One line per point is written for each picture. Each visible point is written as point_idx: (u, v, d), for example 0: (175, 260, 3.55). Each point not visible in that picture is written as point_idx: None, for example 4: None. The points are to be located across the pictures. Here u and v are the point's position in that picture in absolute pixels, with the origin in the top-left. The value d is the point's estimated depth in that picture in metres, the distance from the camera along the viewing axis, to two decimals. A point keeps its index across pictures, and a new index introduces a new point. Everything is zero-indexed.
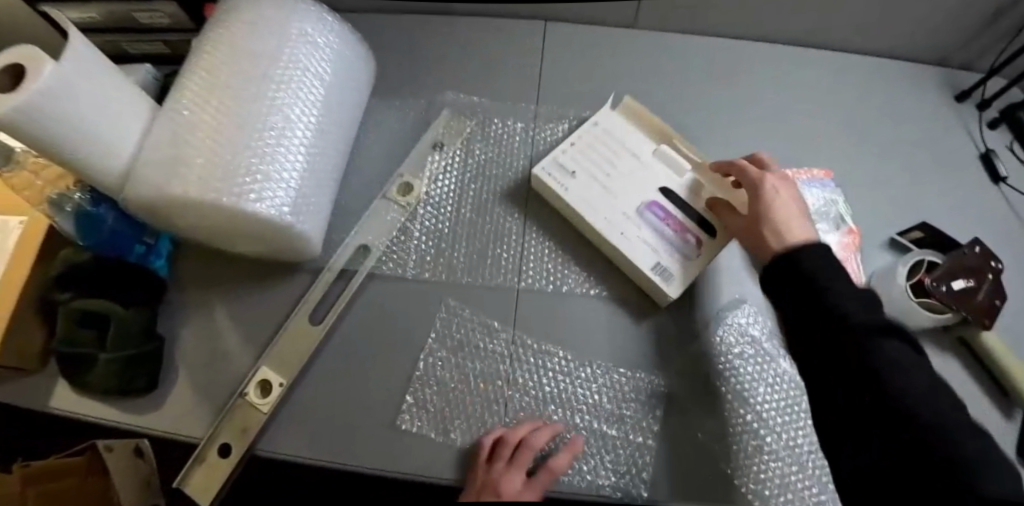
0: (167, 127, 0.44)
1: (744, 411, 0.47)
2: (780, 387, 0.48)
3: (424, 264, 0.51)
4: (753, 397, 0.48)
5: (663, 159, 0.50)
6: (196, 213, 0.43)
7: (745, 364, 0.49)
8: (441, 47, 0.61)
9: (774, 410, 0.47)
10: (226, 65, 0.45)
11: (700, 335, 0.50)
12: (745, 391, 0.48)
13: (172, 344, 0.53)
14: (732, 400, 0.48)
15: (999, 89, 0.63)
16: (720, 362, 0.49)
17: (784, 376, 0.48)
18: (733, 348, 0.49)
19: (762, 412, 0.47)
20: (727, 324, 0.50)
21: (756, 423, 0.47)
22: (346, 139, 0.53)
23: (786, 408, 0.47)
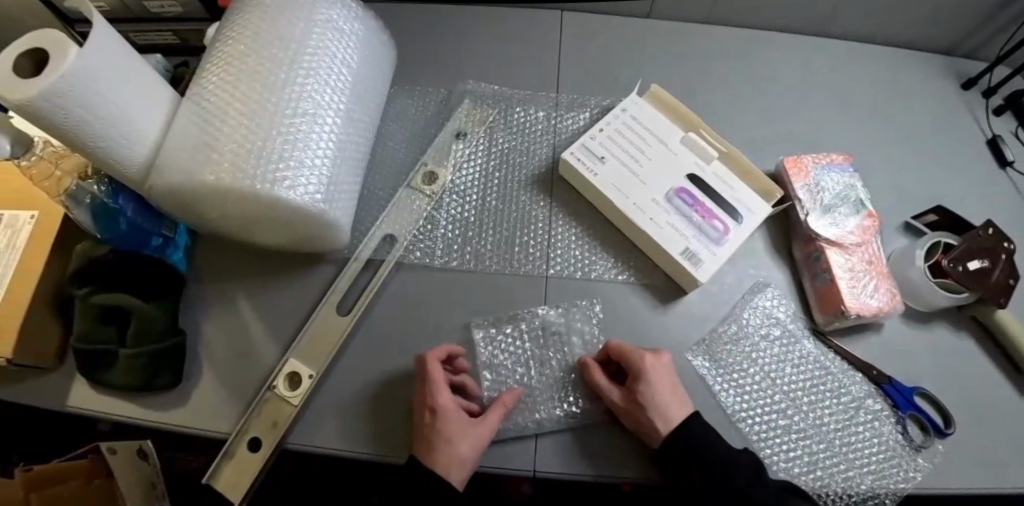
0: (193, 114, 0.43)
1: (772, 391, 0.48)
2: (805, 367, 0.49)
3: (452, 252, 0.51)
4: (779, 378, 0.48)
5: (689, 145, 0.51)
6: (226, 201, 0.42)
7: (771, 346, 0.49)
8: (459, 36, 0.61)
9: (801, 391, 0.48)
10: (254, 51, 0.44)
11: (731, 318, 0.50)
12: (772, 372, 0.49)
13: (193, 338, 0.52)
14: (761, 381, 0.48)
15: (1004, 77, 0.65)
16: (748, 345, 0.49)
17: (809, 357, 0.50)
18: (760, 330, 0.50)
19: (789, 392, 0.48)
20: (753, 307, 0.51)
21: (783, 403, 0.48)
22: (371, 128, 0.52)
23: (812, 388, 0.48)
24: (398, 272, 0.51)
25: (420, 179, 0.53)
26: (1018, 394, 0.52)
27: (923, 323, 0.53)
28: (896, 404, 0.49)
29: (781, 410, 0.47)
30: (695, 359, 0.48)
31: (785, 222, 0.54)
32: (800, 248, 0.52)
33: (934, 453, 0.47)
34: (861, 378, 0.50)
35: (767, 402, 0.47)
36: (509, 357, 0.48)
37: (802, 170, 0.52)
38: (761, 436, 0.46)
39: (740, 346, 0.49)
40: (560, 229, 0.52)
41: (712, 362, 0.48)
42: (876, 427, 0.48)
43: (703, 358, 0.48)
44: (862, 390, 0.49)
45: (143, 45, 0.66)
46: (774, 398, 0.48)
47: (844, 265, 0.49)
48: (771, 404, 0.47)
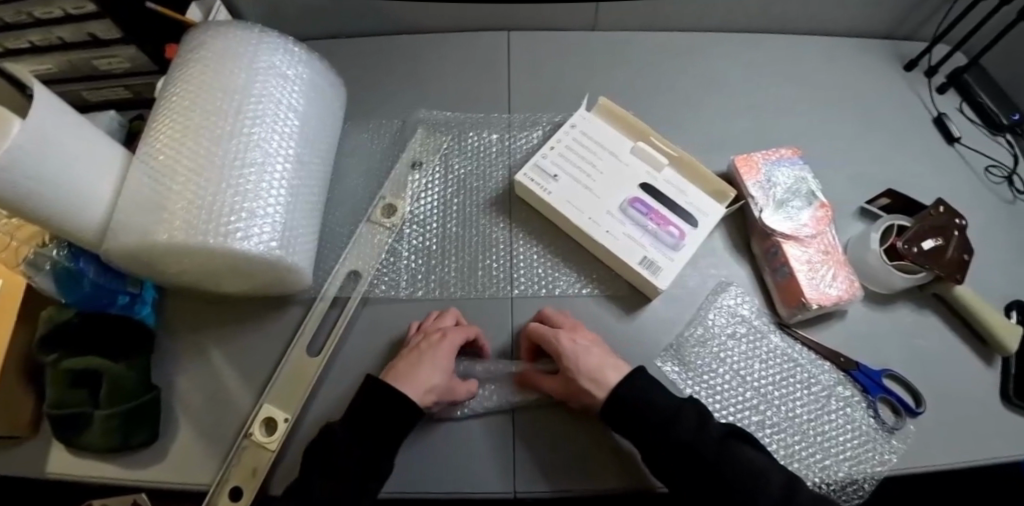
0: (144, 174, 0.44)
1: (743, 388, 0.49)
2: (774, 361, 0.50)
3: (416, 282, 0.51)
4: (749, 375, 0.49)
5: (639, 155, 0.52)
6: (183, 256, 0.43)
7: (738, 344, 0.50)
8: (409, 66, 0.62)
9: (771, 385, 0.49)
10: (199, 106, 0.45)
11: (697, 320, 0.51)
12: (741, 370, 0.49)
13: (169, 392, 0.52)
14: (732, 379, 0.49)
15: (944, 55, 0.67)
16: (716, 344, 0.50)
17: (776, 351, 0.50)
18: (726, 329, 0.50)
19: (760, 388, 0.49)
20: (717, 307, 0.51)
21: (755, 399, 0.48)
22: (325, 167, 0.53)
23: (782, 382, 0.49)
24: (366, 307, 0.51)
25: (379, 212, 0.54)
26: (984, 365, 0.53)
27: (887, 304, 0.54)
28: (866, 389, 0.49)
29: (754, 406, 0.48)
30: (664, 364, 0.49)
31: (743, 219, 0.55)
32: (758, 245, 0.53)
33: (907, 434, 0.48)
34: (830, 366, 0.50)
35: (739, 400, 0.48)
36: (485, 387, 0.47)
37: (753, 168, 0.53)
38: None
39: (709, 347, 0.50)
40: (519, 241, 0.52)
41: (682, 366, 0.49)
42: (849, 414, 0.49)
43: (672, 364, 0.49)
44: (832, 377, 0.50)
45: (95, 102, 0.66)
46: (746, 394, 0.48)
47: (801, 258, 0.49)
48: (744, 401, 0.48)
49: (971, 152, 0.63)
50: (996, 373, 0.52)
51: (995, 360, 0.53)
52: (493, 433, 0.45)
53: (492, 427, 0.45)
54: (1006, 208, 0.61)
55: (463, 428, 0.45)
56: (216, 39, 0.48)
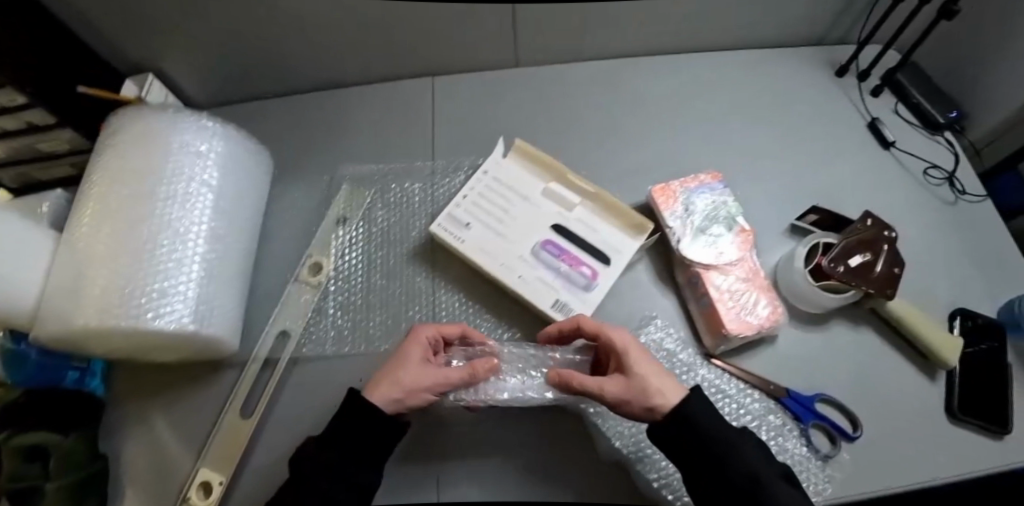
0: (66, 260, 0.46)
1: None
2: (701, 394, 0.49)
3: (342, 339, 0.53)
4: None
5: (550, 197, 0.52)
6: (104, 337, 0.44)
7: None
8: (338, 121, 0.64)
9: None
10: (114, 191, 0.47)
11: None
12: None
13: (117, 462, 0.53)
14: None
15: (874, 58, 0.66)
16: None
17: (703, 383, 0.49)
18: None
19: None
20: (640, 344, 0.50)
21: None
22: (249, 233, 0.54)
23: None
24: (296, 367, 0.53)
25: (307, 271, 0.55)
26: (927, 380, 0.51)
27: (822, 323, 0.53)
28: (796, 416, 0.48)
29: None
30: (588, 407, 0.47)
31: (666, 249, 0.55)
32: (681, 274, 0.52)
33: (842, 462, 0.47)
34: (760, 394, 0.49)
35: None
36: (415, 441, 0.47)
37: (670, 197, 0.53)
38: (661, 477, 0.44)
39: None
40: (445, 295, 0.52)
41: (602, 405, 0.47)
42: (781, 444, 0.47)
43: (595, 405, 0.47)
44: (761, 405, 0.49)
45: (47, 180, 0.68)
46: None
47: (721, 286, 0.49)
48: None
49: (906, 156, 0.62)
50: (940, 387, 0.51)
51: (939, 374, 0.52)
52: (416, 487, 0.45)
53: (414, 482, 0.45)
54: (946, 210, 0.59)
55: (388, 483, 0.45)
56: (131, 121, 0.50)
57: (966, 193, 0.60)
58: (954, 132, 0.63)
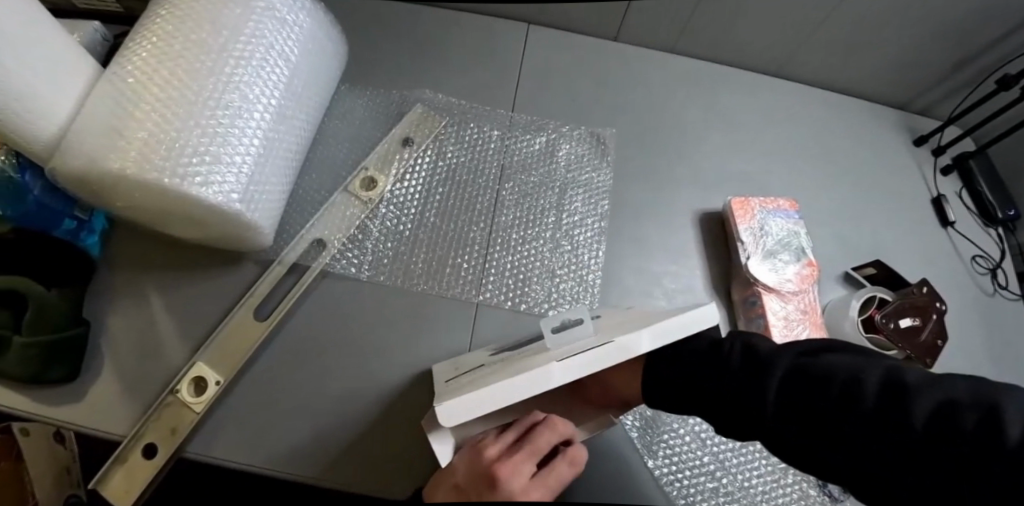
0: (111, 92, 0.40)
1: (701, 452, 0.46)
2: None
3: (380, 266, 0.49)
4: (710, 438, 0.47)
5: (616, 220, 0.54)
6: (134, 189, 0.39)
7: None
8: (419, 37, 0.59)
9: (730, 452, 0.47)
10: (181, 34, 0.41)
11: None
12: (703, 433, 0.47)
13: (98, 330, 0.48)
14: (692, 442, 0.47)
15: (954, 138, 0.66)
16: None
17: None
18: None
19: (719, 454, 0.47)
20: None
21: (713, 466, 0.46)
22: (309, 127, 0.50)
23: (740, 449, 0.47)
24: (324, 280, 0.49)
25: (358, 184, 0.51)
26: None
27: None
28: None
29: (711, 471, 0.46)
30: (628, 418, 0.46)
31: (726, 263, 0.54)
32: (737, 291, 0.51)
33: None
34: None
35: (696, 466, 0.46)
36: None
37: (748, 212, 0.52)
38: (688, 501, 0.44)
39: None
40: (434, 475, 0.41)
41: (642, 423, 0.46)
42: (803, 488, 0.47)
43: (638, 428, 0.46)
44: None
45: (83, 10, 0.61)
46: (703, 459, 0.46)
47: (779, 312, 0.48)
48: (700, 466, 0.46)
49: (960, 238, 0.63)
50: None
51: None
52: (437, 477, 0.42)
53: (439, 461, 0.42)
54: (983, 299, 0.61)
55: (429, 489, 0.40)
56: None
57: (1004, 289, 0.62)
58: (1006, 228, 0.65)
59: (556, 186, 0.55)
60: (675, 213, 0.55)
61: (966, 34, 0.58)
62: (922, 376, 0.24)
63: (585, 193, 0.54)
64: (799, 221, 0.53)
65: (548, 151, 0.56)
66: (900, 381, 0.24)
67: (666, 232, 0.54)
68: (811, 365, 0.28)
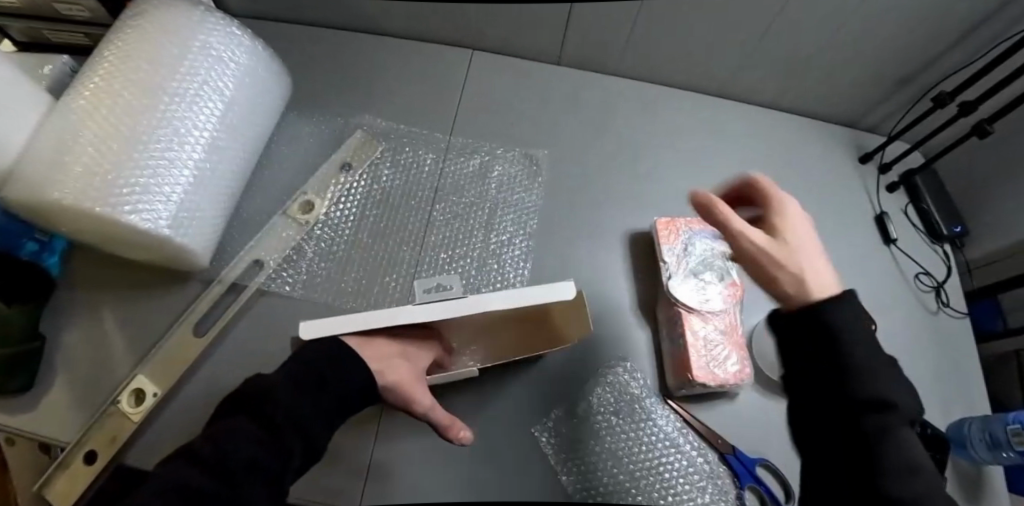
0: (53, 129, 0.43)
1: (616, 470, 0.48)
2: (652, 445, 0.49)
3: (312, 286, 0.51)
4: (626, 456, 0.48)
5: (545, 240, 0.55)
6: (75, 219, 0.43)
7: (620, 422, 0.50)
8: (365, 64, 0.62)
9: (646, 470, 0.48)
10: (120, 74, 0.44)
11: (579, 396, 0.50)
12: (620, 450, 0.48)
13: (54, 344, 0.52)
14: (608, 459, 0.48)
15: (898, 154, 0.66)
16: (598, 420, 0.49)
17: (658, 434, 0.49)
18: (610, 406, 0.50)
19: (634, 472, 0.48)
20: (605, 384, 0.50)
21: (627, 483, 0.47)
22: (249, 154, 0.53)
23: (657, 468, 0.48)
24: (260, 298, 0.51)
25: (296, 208, 0.54)
26: None
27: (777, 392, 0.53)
28: (737, 475, 0.48)
29: (625, 489, 0.47)
30: (543, 434, 0.48)
31: (653, 282, 0.55)
32: (662, 310, 0.53)
33: None
34: (708, 454, 0.49)
35: (611, 483, 0.47)
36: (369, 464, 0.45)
37: (672, 232, 0.54)
38: None
39: (595, 422, 0.49)
40: (354, 490, 0.44)
41: (558, 440, 0.48)
42: None
43: (553, 444, 0.48)
44: (710, 467, 0.48)
45: (59, 42, 0.66)
46: (618, 476, 0.48)
47: (699, 333, 0.49)
48: (614, 483, 0.47)
49: (903, 255, 0.62)
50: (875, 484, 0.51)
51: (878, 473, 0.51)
52: (347, 491, 0.44)
53: (352, 474, 0.45)
54: (924, 316, 0.60)
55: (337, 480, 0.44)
56: (157, 10, 0.48)
57: (949, 306, 0.61)
58: (953, 244, 0.64)
59: (488, 207, 0.57)
60: (605, 232, 0.57)
61: (902, 53, 0.58)
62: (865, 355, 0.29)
63: (516, 214, 0.56)
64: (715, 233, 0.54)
65: (482, 172, 0.58)
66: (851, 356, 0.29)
67: (596, 251, 0.56)
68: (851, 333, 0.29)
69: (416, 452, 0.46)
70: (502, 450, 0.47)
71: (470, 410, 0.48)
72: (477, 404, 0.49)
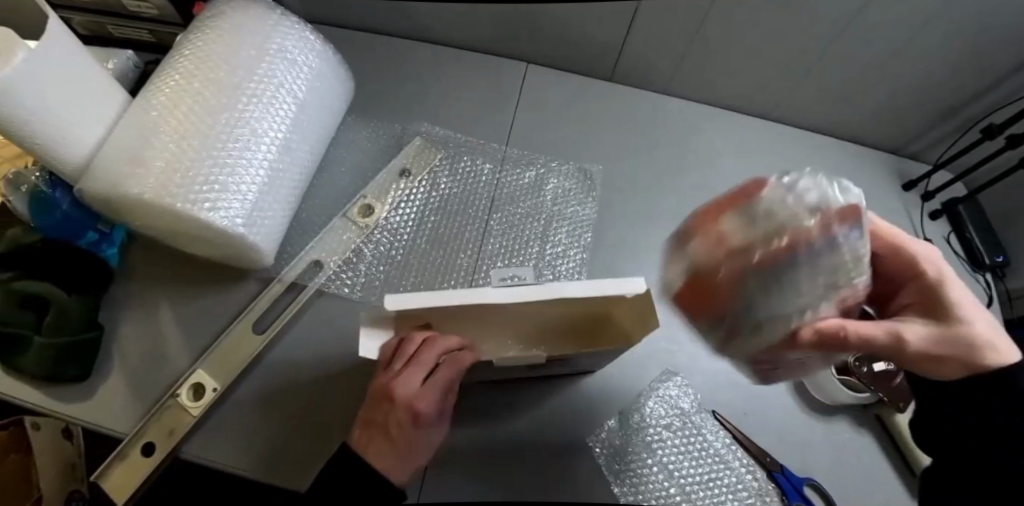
0: (132, 122, 0.44)
1: (668, 484, 0.48)
2: (702, 460, 0.49)
3: (371, 289, 0.52)
4: (678, 470, 0.49)
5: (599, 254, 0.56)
6: (152, 214, 0.43)
7: (672, 436, 0.50)
8: (424, 73, 0.64)
9: (697, 485, 0.48)
10: (200, 73, 0.45)
11: (632, 408, 0.51)
12: (671, 465, 0.49)
13: (111, 334, 0.53)
14: (660, 473, 0.48)
15: (942, 183, 0.67)
16: (649, 433, 0.50)
17: (708, 450, 0.50)
18: (662, 420, 0.50)
19: (686, 486, 0.48)
20: (657, 397, 0.51)
21: (678, 497, 0.47)
22: (313, 156, 0.53)
23: (708, 483, 0.48)
24: (320, 299, 0.52)
25: (356, 211, 0.55)
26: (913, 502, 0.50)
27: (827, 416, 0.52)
28: (784, 493, 0.48)
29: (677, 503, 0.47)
30: (597, 444, 0.48)
31: None
32: None
33: None
34: (756, 470, 0.49)
35: (662, 496, 0.47)
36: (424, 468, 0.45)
37: None
38: None
39: (647, 435, 0.50)
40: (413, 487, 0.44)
41: (611, 452, 0.48)
42: None
43: (606, 454, 0.48)
44: (759, 484, 0.49)
45: (119, 37, 0.67)
46: (669, 490, 0.48)
47: None
48: (666, 497, 0.47)
49: None
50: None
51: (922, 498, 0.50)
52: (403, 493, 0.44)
53: None
54: None
55: None
56: (236, 11, 0.49)
57: None
58: (994, 274, 0.65)
59: (542, 218, 0.57)
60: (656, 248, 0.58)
61: (954, 83, 0.59)
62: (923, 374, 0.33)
63: (569, 226, 0.57)
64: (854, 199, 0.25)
65: (536, 183, 0.59)
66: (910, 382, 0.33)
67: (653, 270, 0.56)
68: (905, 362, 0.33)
69: (470, 457, 0.46)
70: (555, 458, 0.47)
71: (524, 419, 0.49)
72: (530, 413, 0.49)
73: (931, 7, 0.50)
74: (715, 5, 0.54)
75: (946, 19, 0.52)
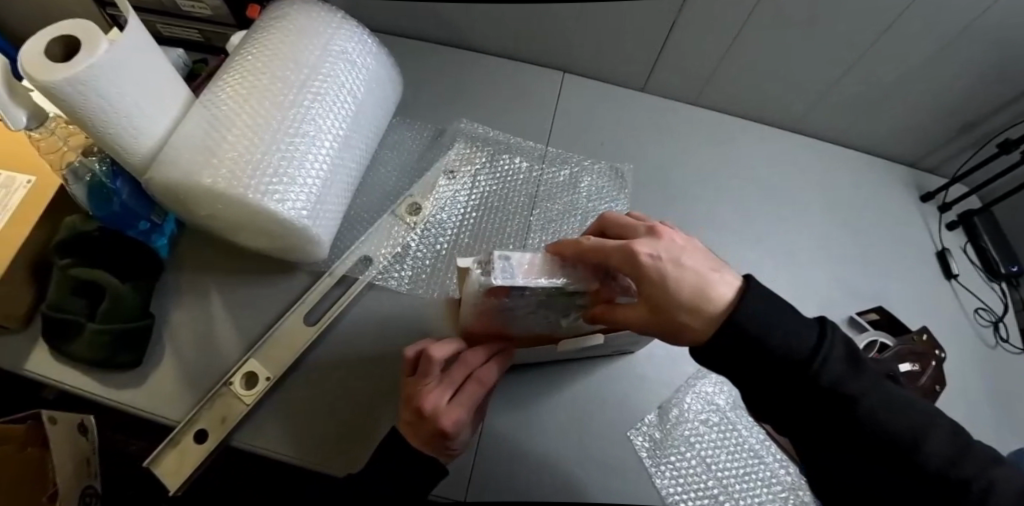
0: (204, 115, 0.46)
1: (706, 476, 0.49)
2: (738, 454, 0.51)
3: (419, 281, 0.54)
4: (715, 463, 0.50)
5: None
6: (221, 205, 0.44)
7: (709, 431, 0.52)
8: (465, 80, 0.67)
9: (734, 478, 0.50)
10: (268, 71, 0.47)
11: (670, 403, 0.52)
12: (709, 458, 0.50)
13: (161, 323, 0.54)
14: (698, 465, 0.50)
15: (959, 195, 0.70)
16: (687, 426, 0.52)
17: (743, 444, 0.51)
18: (699, 414, 0.52)
19: (723, 479, 0.49)
20: (694, 393, 0.53)
21: (717, 489, 0.49)
22: (366, 154, 0.56)
23: (744, 477, 0.50)
24: (369, 292, 0.54)
25: (404, 208, 0.57)
26: None
27: None
28: None
29: (715, 494, 0.49)
30: (636, 437, 0.50)
31: None
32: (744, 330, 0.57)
33: None
34: (791, 465, 0.51)
35: (701, 488, 0.49)
36: (474, 456, 0.47)
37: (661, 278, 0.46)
38: None
39: (684, 429, 0.51)
40: (464, 475, 0.46)
41: (651, 445, 0.50)
42: None
43: (647, 446, 0.50)
44: (793, 479, 0.50)
45: (168, 36, 0.70)
46: (707, 482, 0.49)
47: None
48: (704, 488, 0.49)
49: (963, 290, 0.66)
50: None
51: None
52: (452, 479, 0.46)
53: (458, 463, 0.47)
54: (985, 350, 0.63)
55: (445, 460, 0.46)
56: (299, 13, 0.51)
57: (1007, 341, 0.64)
58: (1009, 284, 0.68)
59: (580, 216, 0.60)
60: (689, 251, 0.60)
61: (971, 100, 0.63)
62: (843, 359, 0.28)
63: None
64: (498, 281, 0.32)
65: (575, 185, 0.61)
66: (850, 366, 0.28)
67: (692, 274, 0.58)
68: (832, 358, 0.28)
69: (516, 448, 0.48)
70: (597, 448, 0.49)
71: (566, 413, 0.51)
72: (573, 406, 0.51)
73: (953, 28, 0.54)
74: (750, 20, 0.57)
75: (968, 40, 0.55)
